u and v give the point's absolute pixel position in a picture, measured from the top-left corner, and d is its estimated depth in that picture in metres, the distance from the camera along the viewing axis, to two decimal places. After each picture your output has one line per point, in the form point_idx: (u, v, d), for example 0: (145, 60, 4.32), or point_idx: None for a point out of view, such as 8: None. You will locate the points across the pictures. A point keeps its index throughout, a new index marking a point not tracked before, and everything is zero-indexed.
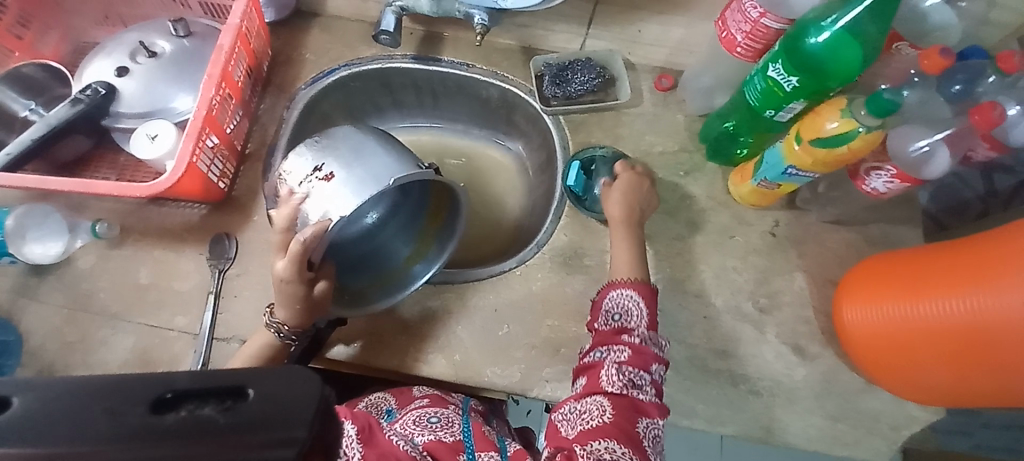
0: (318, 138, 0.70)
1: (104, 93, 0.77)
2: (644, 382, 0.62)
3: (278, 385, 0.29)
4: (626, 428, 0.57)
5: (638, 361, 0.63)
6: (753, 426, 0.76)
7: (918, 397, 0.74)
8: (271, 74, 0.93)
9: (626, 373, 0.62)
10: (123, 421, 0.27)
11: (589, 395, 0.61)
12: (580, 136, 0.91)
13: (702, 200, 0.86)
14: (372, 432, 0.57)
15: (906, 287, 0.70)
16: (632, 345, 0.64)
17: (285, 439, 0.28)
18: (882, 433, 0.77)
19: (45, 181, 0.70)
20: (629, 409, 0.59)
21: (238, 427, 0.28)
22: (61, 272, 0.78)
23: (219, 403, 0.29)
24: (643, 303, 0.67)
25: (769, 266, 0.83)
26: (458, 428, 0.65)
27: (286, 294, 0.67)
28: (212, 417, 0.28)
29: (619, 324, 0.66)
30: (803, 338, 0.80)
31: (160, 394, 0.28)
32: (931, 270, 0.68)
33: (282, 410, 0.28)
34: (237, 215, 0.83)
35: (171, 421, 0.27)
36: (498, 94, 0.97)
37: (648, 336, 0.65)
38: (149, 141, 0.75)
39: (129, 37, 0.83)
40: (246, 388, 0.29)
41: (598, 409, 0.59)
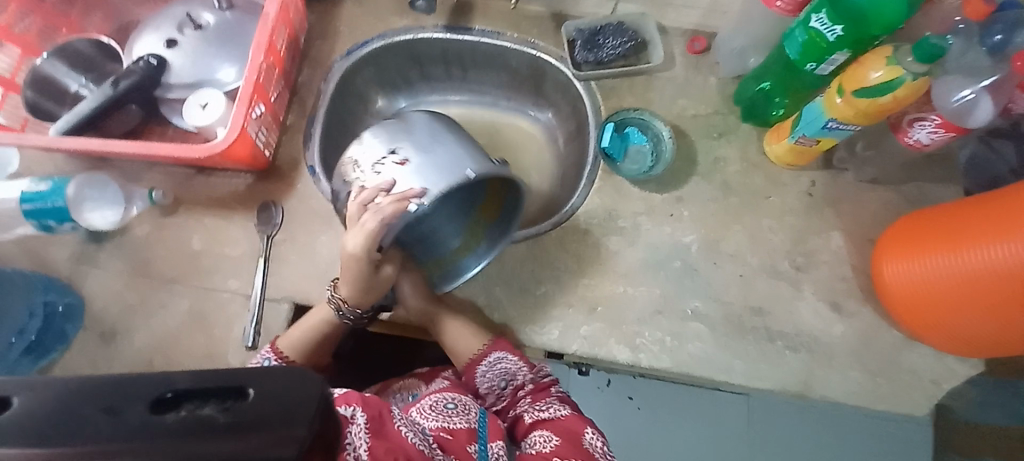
0: (391, 123, 0.72)
1: (155, 64, 0.80)
2: (556, 405, 0.68)
3: (276, 386, 0.33)
4: (574, 445, 0.62)
5: (541, 394, 0.70)
6: (791, 381, 0.78)
7: (947, 346, 0.76)
8: (306, 47, 0.95)
9: (539, 405, 0.69)
10: (125, 419, 0.31)
11: (529, 435, 0.66)
12: (612, 102, 0.91)
13: (737, 162, 0.87)
14: (382, 421, 0.54)
15: (949, 242, 0.70)
16: (531, 388, 0.71)
17: (284, 437, 0.31)
18: (920, 387, 0.78)
19: (108, 144, 0.74)
20: (566, 428, 0.64)
21: (237, 425, 0.31)
22: (117, 239, 0.82)
23: (219, 402, 0.33)
24: (512, 357, 0.73)
25: (805, 226, 0.84)
26: (473, 416, 0.64)
27: (358, 274, 0.68)
28: (212, 416, 0.31)
29: (511, 383, 0.72)
30: (840, 295, 0.81)
31: (161, 394, 0.32)
32: (967, 225, 0.70)
33: (277, 411, 0.32)
34: (282, 183, 0.85)
35: (172, 420, 0.31)
36: (529, 62, 0.97)
37: (540, 377, 0.73)
38: (201, 110, 0.78)
39: (175, 11, 0.86)
40: (245, 388, 0.33)
41: (544, 440, 0.63)
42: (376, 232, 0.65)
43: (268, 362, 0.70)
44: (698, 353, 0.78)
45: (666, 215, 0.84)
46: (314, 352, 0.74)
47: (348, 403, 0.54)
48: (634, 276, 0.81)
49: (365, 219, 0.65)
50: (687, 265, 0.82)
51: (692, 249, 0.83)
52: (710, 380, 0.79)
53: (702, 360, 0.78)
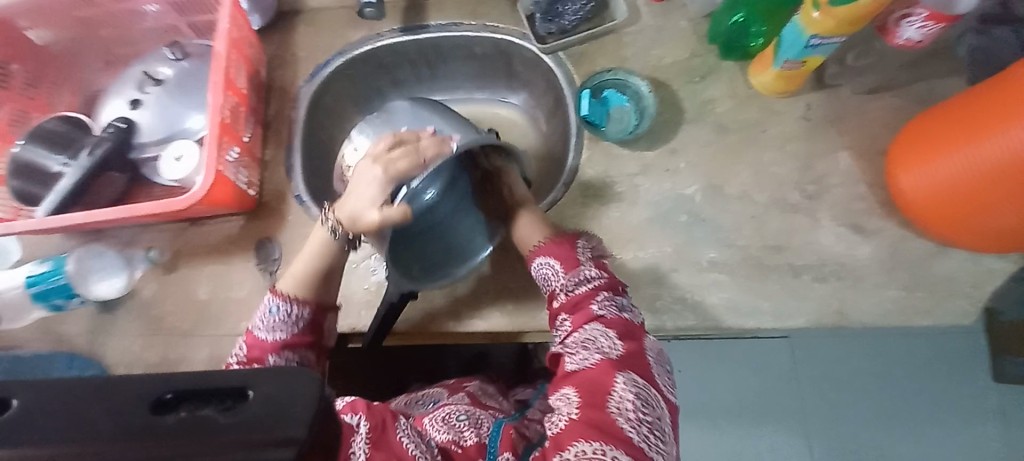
0: (376, 115, 0.80)
1: (124, 127, 0.81)
2: (595, 340, 0.63)
3: (274, 389, 0.36)
4: (593, 410, 0.56)
5: (580, 318, 0.65)
6: (825, 313, 0.74)
7: (988, 246, 0.70)
8: (271, 79, 0.94)
9: (573, 345, 0.64)
10: (131, 419, 0.34)
11: (563, 380, 0.62)
12: (585, 67, 0.88)
13: (726, 100, 0.83)
14: (383, 430, 0.56)
15: (969, 129, 0.65)
16: (569, 309, 0.67)
17: (280, 436, 0.34)
18: (963, 292, 0.74)
19: (92, 214, 0.74)
20: (591, 387, 0.59)
21: (235, 422, 0.34)
22: (126, 304, 0.82)
23: (219, 403, 0.36)
24: (552, 261, 0.70)
25: (809, 151, 0.80)
26: (485, 430, 0.62)
27: (370, 197, 0.65)
28: (213, 416, 0.35)
29: (548, 292, 0.71)
30: (860, 215, 0.77)
31: (162, 395, 0.36)
32: (968, 118, 0.65)
33: (273, 411, 0.35)
34: (273, 218, 0.85)
35: (171, 422, 0.34)
36: (493, 47, 0.95)
37: (577, 292, 0.67)
38: (175, 163, 0.78)
39: (133, 72, 0.86)
40: (245, 390, 0.37)
41: (566, 402, 0.59)
42: (409, 166, 0.66)
43: (276, 307, 0.66)
44: (722, 302, 0.75)
45: (663, 170, 0.81)
46: (325, 290, 0.70)
47: (353, 412, 0.56)
48: (642, 239, 0.78)
49: (399, 155, 0.66)
50: (693, 216, 0.79)
51: (695, 199, 0.79)
52: (741, 328, 0.76)
53: (728, 309, 0.75)
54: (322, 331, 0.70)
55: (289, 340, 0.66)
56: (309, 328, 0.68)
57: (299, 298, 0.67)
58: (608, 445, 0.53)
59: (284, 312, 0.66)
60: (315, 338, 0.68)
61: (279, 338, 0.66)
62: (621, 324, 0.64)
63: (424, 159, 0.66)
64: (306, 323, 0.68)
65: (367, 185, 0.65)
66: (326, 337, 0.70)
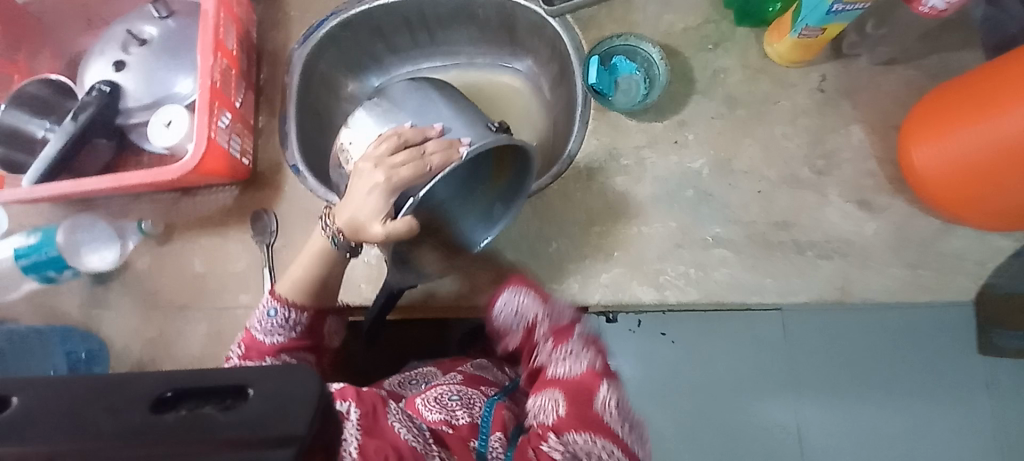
0: (378, 100, 0.69)
1: (108, 91, 0.76)
2: (574, 352, 0.64)
3: (277, 386, 0.34)
4: (584, 410, 0.57)
5: (560, 337, 0.66)
6: (827, 289, 0.74)
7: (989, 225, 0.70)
8: (261, 42, 0.89)
9: (560, 353, 0.63)
10: (125, 417, 0.32)
11: (544, 389, 0.61)
12: (593, 33, 0.84)
13: (738, 71, 0.80)
14: (376, 417, 0.52)
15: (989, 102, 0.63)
16: (548, 330, 0.67)
17: (284, 437, 0.32)
18: (965, 270, 0.74)
19: (81, 183, 0.72)
20: (578, 392, 0.59)
21: (234, 422, 0.32)
22: (121, 277, 0.81)
23: (219, 402, 0.34)
24: (530, 293, 0.69)
25: (821, 125, 0.77)
26: (477, 411, 0.59)
27: (372, 208, 0.55)
28: (212, 413, 0.33)
29: (525, 323, 0.69)
30: (868, 192, 0.76)
31: (162, 393, 0.34)
32: (993, 89, 0.63)
33: (274, 411, 0.33)
34: (268, 189, 0.83)
35: (170, 419, 0.32)
36: (496, 9, 0.90)
37: (552, 314, 0.68)
38: (165, 129, 0.75)
39: (115, 31, 0.81)
40: (246, 388, 0.34)
41: (553, 402, 0.58)
42: (415, 174, 0.56)
43: (273, 310, 0.61)
44: (726, 279, 0.75)
45: (671, 144, 0.79)
46: (325, 293, 0.65)
47: (342, 399, 0.53)
48: (648, 214, 0.77)
49: (403, 161, 0.56)
50: (700, 191, 0.77)
51: (703, 174, 0.78)
52: (744, 305, 0.76)
53: (732, 286, 0.75)
54: (321, 333, 0.65)
55: (287, 344, 0.62)
56: (308, 332, 0.64)
57: (297, 303, 0.62)
58: (599, 439, 0.55)
59: (282, 316, 0.61)
60: (314, 342, 0.64)
61: (277, 341, 0.61)
62: (598, 343, 0.66)
63: (432, 166, 0.57)
64: (305, 327, 0.63)
65: (367, 193, 0.56)
66: (325, 340, 0.66)
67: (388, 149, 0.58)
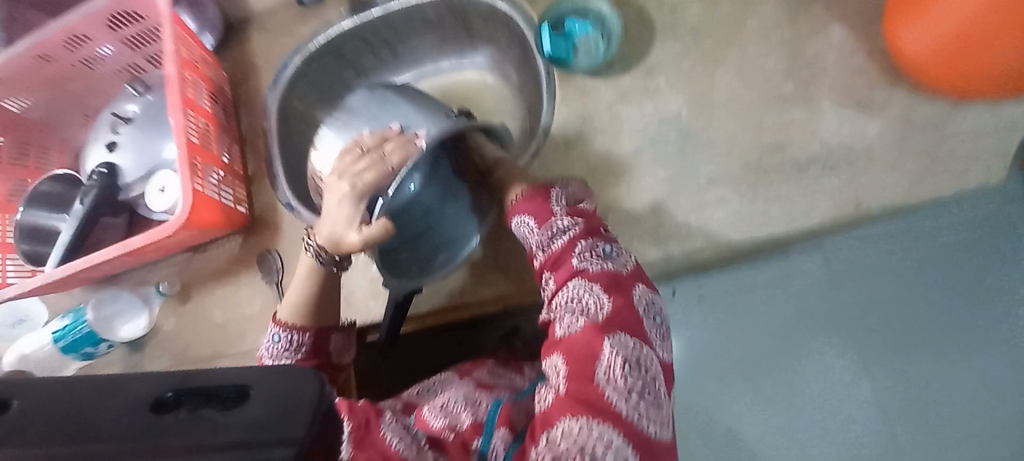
0: (337, 115, 0.71)
1: (106, 172, 0.82)
2: (589, 300, 0.56)
3: (274, 390, 0.38)
4: (586, 373, 0.52)
5: (565, 276, 0.59)
6: (842, 202, 0.70)
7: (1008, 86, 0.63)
8: (236, 94, 0.94)
9: (564, 304, 0.58)
10: (133, 420, 0.36)
11: (551, 355, 0.56)
12: (542, 5, 0.83)
13: (696, 3, 0.77)
14: (368, 429, 0.53)
15: None
16: (552, 272, 0.61)
17: (284, 437, 0.35)
18: (990, 149, 0.68)
19: (92, 259, 0.75)
20: (582, 364, 0.53)
21: (234, 421, 0.36)
22: (150, 340, 0.85)
23: (218, 403, 0.38)
24: (531, 219, 0.63)
25: (796, 35, 0.73)
26: (483, 408, 0.58)
27: (346, 219, 0.56)
28: (214, 415, 0.36)
29: (528, 252, 0.65)
30: (863, 91, 0.70)
31: (163, 396, 0.38)
32: None
33: (270, 412, 0.37)
34: (267, 230, 0.86)
35: (172, 420, 0.36)
36: (445, 7, 0.91)
37: (559, 249, 0.60)
38: (162, 193, 0.80)
39: (104, 116, 0.88)
40: (247, 390, 0.39)
41: (552, 370, 0.55)
42: (379, 177, 0.57)
43: (277, 335, 0.64)
44: (728, 217, 0.71)
45: (642, 93, 0.76)
46: (323, 312, 0.66)
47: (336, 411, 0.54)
48: (633, 169, 0.75)
49: (365, 167, 0.57)
50: (683, 133, 0.74)
51: (681, 115, 0.75)
52: (754, 239, 0.72)
53: (736, 222, 0.71)
54: (329, 351, 0.66)
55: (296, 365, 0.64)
56: (312, 351, 0.65)
57: (298, 325, 0.64)
58: (598, 424, 0.50)
59: (285, 340, 0.64)
60: (321, 360, 0.65)
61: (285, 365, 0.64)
62: (606, 276, 0.58)
63: (393, 165, 0.57)
64: (309, 347, 0.65)
65: (339, 205, 0.57)
66: (335, 357, 0.67)
67: (350, 158, 0.58)
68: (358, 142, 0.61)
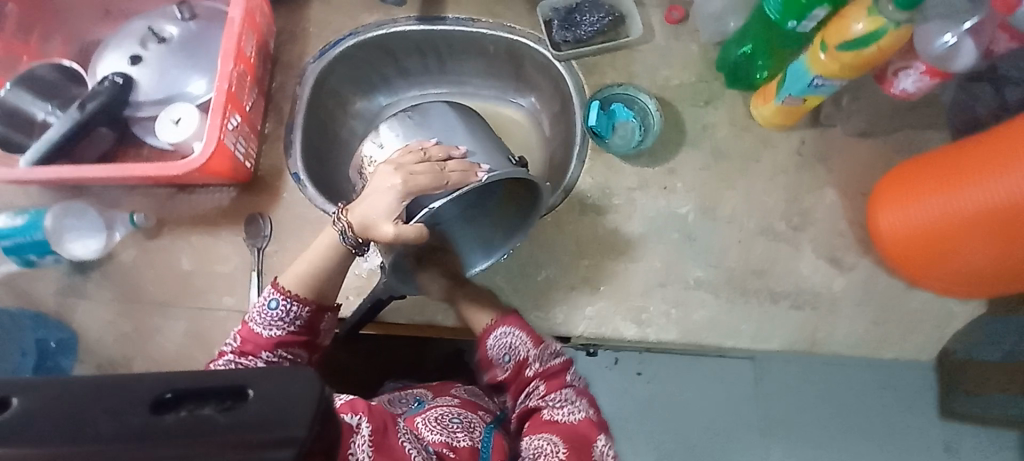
0: (410, 114, 0.74)
1: (121, 83, 0.78)
2: (572, 401, 0.64)
3: (278, 388, 0.31)
4: (583, 456, 0.58)
5: (552, 379, 0.67)
6: (799, 338, 0.78)
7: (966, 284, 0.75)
8: (277, 51, 0.92)
9: (554, 400, 0.64)
10: (126, 419, 0.29)
11: (537, 436, 0.60)
12: (595, 79, 0.89)
13: (725, 127, 0.86)
14: (385, 433, 0.51)
15: (954, 177, 0.70)
16: (540, 373, 0.67)
17: (283, 438, 0.29)
18: (923, 330, 0.79)
19: (80, 170, 0.73)
20: (576, 440, 0.60)
21: (236, 425, 0.29)
22: (102, 267, 0.80)
23: (218, 402, 0.30)
24: (522, 332, 0.70)
25: (798, 184, 0.83)
26: (478, 436, 0.60)
27: (386, 207, 0.57)
28: (212, 416, 0.29)
29: (515, 361, 0.69)
30: (839, 249, 0.81)
31: (160, 395, 0.30)
32: (949, 166, 0.71)
33: (279, 413, 0.30)
34: (267, 194, 0.83)
35: (172, 419, 0.29)
36: (505, 46, 0.95)
37: (542, 357, 0.68)
38: (174, 125, 0.76)
39: (136, 27, 0.83)
40: (245, 388, 0.31)
41: (550, 446, 0.58)
42: (431, 184, 0.59)
43: (275, 302, 0.63)
44: (703, 321, 0.78)
45: (660, 188, 0.83)
46: (325, 290, 0.65)
47: (353, 412, 0.52)
48: (634, 252, 0.81)
49: (423, 170, 0.59)
50: (685, 234, 0.82)
51: (688, 219, 0.82)
52: (719, 347, 0.79)
53: (709, 327, 0.78)
54: (319, 331, 0.66)
55: (286, 337, 0.63)
56: (305, 328, 0.65)
57: (301, 298, 0.64)
58: None
59: (282, 309, 0.63)
60: (310, 338, 0.65)
61: (275, 335, 0.63)
62: (586, 394, 0.67)
63: (450, 181, 0.60)
64: (303, 323, 0.64)
65: (384, 192, 0.58)
66: (322, 338, 0.67)
67: (412, 157, 0.61)
68: (425, 147, 0.63)
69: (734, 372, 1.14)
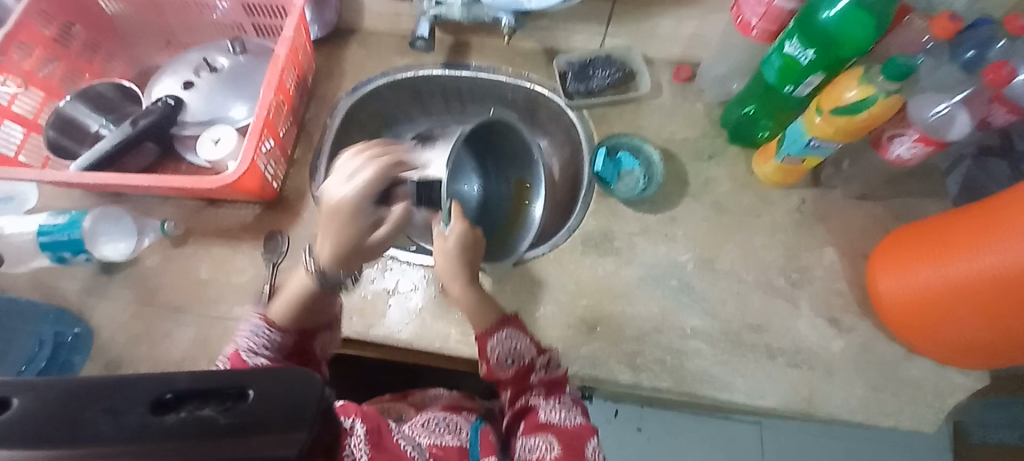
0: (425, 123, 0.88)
1: (173, 104, 0.87)
2: (571, 411, 0.66)
3: (275, 390, 0.33)
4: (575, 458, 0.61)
5: (553, 388, 0.68)
6: (795, 398, 0.77)
7: (953, 355, 0.74)
8: (313, 86, 1.00)
9: (554, 406, 0.66)
10: (127, 420, 0.31)
11: (536, 435, 0.63)
12: (604, 129, 0.95)
13: (727, 182, 0.89)
14: (381, 434, 0.55)
15: (951, 246, 0.70)
16: (541, 380, 0.67)
17: (284, 438, 0.31)
18: (925, 400, 0.77)
19: (123, 180, 0.79)
20: (571, 444, 0.63)
21: (236, 426, 0.32)
22: (127, 269, 0.85)
23: (220, 403, 0.33)
24: (525, 338, 0.69)
25: (797, 242, 0.85)
26: (465, 435, 0.65)
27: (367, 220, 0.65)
28: (213, 416, 0.32)
29: (519, 367, 0.68)
30: (837, 309, 0.81)
31: (162, 395, 0.33)
32: (948, 232, 0.71)
33: (278, 413, 0.32)
34: (288, 213, 0.89)
35: (174, 421, 0.32)
36: (523, 93, 1.01)
37: (544, 364, 0.68)
38: (213, 145, 0.83)
39: (192, 57, 0.93)
40: (245, 389, 0.34)
41: (547, 447, 0.62)
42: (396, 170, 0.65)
43: (257, 328, 0.64)
44: (697, 370, 0.78)
45: (660, 235, 0.86)
46: (309, 319, 0.67)
47: (347, 415, 0.54)
48: (632, 295, 0.82)
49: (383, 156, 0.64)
50: (682, 283, 0.83)
51: (686, 267, 0.84)
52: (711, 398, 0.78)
53: (702, 377, 0.78)
54: (313, 346, 0.68)
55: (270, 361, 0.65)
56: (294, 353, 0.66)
57: (276, 325, 0.65)
58: None
59: (264, 336, 0.64)
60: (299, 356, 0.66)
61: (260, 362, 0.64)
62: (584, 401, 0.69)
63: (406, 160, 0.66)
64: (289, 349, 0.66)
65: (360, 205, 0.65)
66: (318, 344, 0.69)
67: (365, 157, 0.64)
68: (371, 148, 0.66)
69: (733, 433, 1.10)
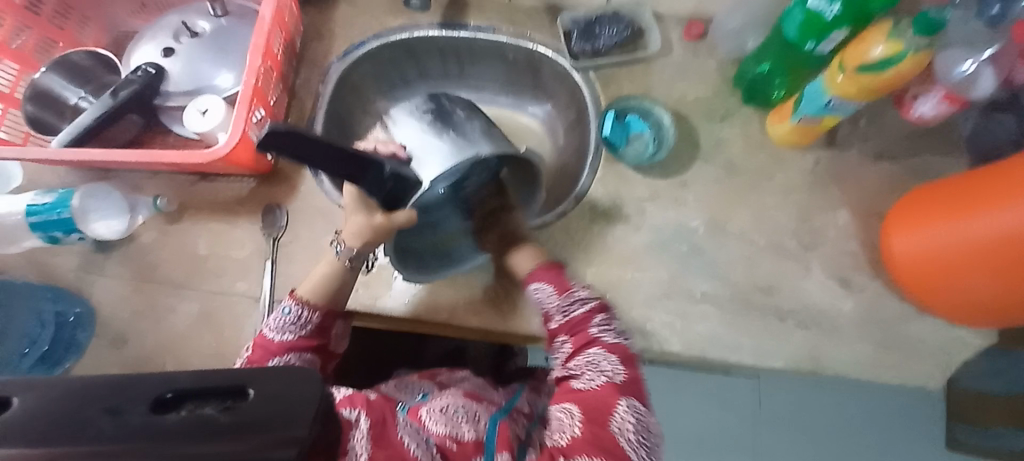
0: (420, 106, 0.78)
1: (154, 73, 0.82)
2: (603, 366, 0.65)
3: (276, 390, 0.37)
4: (596, 427, 0.60)
5: (579, 337, 0.68)
6: (805, 358, 0.78)
7: (959, 316, 0.74)
8: (303, 49, 0.95)
9: (582, 365, 0.66)
10: (126, 419, 0.33)
11: (563, 402, 0.64)
12: (611, 90, 0.90)
13: (739, 143, 0.86)
14: (383, 426, 0.58)
15: (976, 203, 0.68)
16: (564, 331, 0.69)
17: (284, 438, 0.34)
18: (933, 359, 0.78)
19: (110, 154, 0.75)
20: (594, 408, 0.62)
21: (235, 426, 0.34)
22: (122, 247, 0.82)
23: (218, 403, 0.36)
24: (547, 285, 0.72)
25: (811, 203, 0.83)
26: (482, 425, 0.61)
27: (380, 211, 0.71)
28: (213, 416, 0.34)
29: (546, 316, 0.72)
30: (849, 271, 0.81)
31: (162, 395, 0.35)
32: (979, 188, 0.68)
33: (278, 415, 0.35)
34: (285, 185, 0.85)
35: (174, 420, 0.34)
36: (525, 55, 0.96)
37: (565, 314, 0.70)
38: (201, 116, 0.79)
39: (170, 20, 0.87)
40: (245, 389, 0.37)
41: (569, 416, 0.62)
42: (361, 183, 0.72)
43: (288, 308, 0.68)
44: (708, 335, 0.78)
45: (670, 200, 0.84)
46: (336, 298, 0.72)
47: (352, 406, 0.58)
48: (641, 261, 0.81)
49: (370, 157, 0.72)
50: (693, 248, 0.82)
51: (696, 232, 0.82)
52: (721, 362, 0.79)
53: (713, 342, 0.78)
54: (329, 335, 0.72)
55: (297, 341, 0.68)
56: (316, 332, 0.70)
57: (313, 303, 0.70)
58: None
59: (294, 314, 0.68)
60: (322, 342, 0.70)
61: (287, 339, 0.68)
62: (620, 350, 0.67)
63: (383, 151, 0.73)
64: (314, 327, 0.69)
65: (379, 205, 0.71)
66: (332, 344, 0.72)
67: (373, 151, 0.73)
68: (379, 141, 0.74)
69: (734, 392, 1.13)
